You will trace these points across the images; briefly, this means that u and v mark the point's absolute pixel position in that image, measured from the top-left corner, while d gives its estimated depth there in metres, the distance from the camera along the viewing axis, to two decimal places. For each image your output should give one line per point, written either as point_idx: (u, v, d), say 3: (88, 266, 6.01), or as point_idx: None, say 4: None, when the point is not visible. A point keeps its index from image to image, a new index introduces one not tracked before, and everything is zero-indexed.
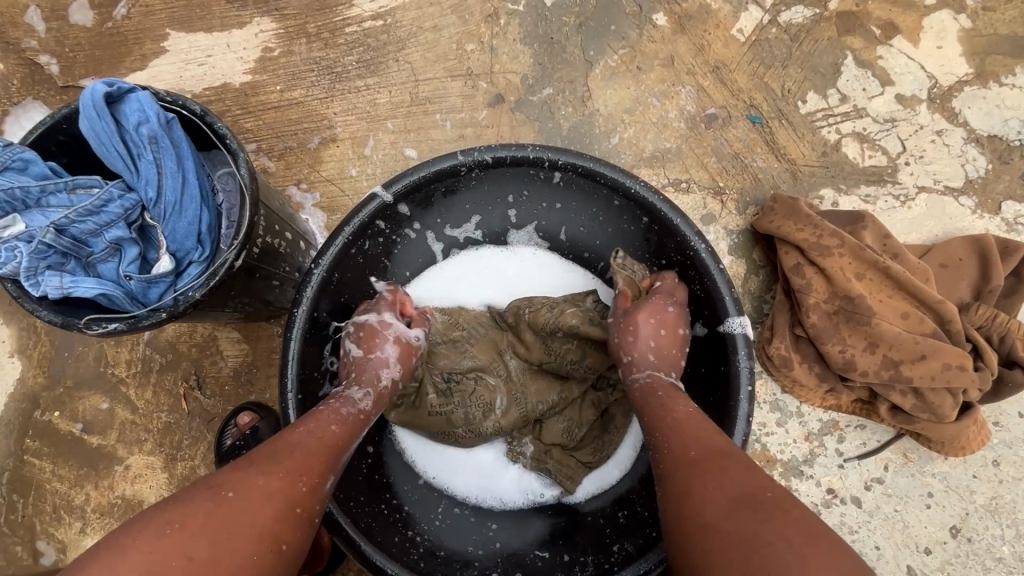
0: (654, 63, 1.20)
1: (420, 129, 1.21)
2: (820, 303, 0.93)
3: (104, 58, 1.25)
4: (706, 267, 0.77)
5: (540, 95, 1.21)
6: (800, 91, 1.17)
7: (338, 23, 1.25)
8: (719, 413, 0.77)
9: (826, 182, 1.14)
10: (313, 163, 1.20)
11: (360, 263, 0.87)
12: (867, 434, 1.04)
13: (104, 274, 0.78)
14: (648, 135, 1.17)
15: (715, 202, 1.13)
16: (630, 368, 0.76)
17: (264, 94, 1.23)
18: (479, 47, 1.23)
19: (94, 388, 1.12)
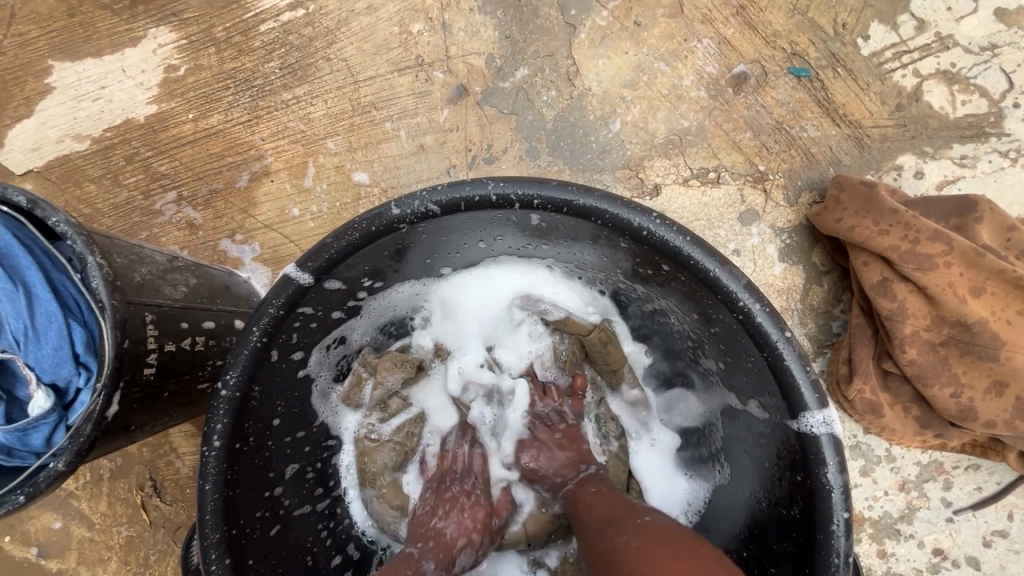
0: (658, 14, 0.90)
1: (369, 145, 0.96)
2: (920, 332, 0.68)
3: None
4: (764, 336, 0.53)
5: (512, 79, 0.93)
6: (860, 25, 0.87)
7: (250, 22, 0.99)
8: (793, 536, 0.56)
9: (905, 146, 0.85)
10: (246, 206, 0.98)
11: (293, 359, 0.66)
12: (982, 476, 0.81)
13: None
14: (658, 114, 0.90)
15: (755, 193, 0.86)
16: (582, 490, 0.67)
17: (175, 127, 1.00)
18: (428, 26, 0.95)
19: (42, 506, 0.97)
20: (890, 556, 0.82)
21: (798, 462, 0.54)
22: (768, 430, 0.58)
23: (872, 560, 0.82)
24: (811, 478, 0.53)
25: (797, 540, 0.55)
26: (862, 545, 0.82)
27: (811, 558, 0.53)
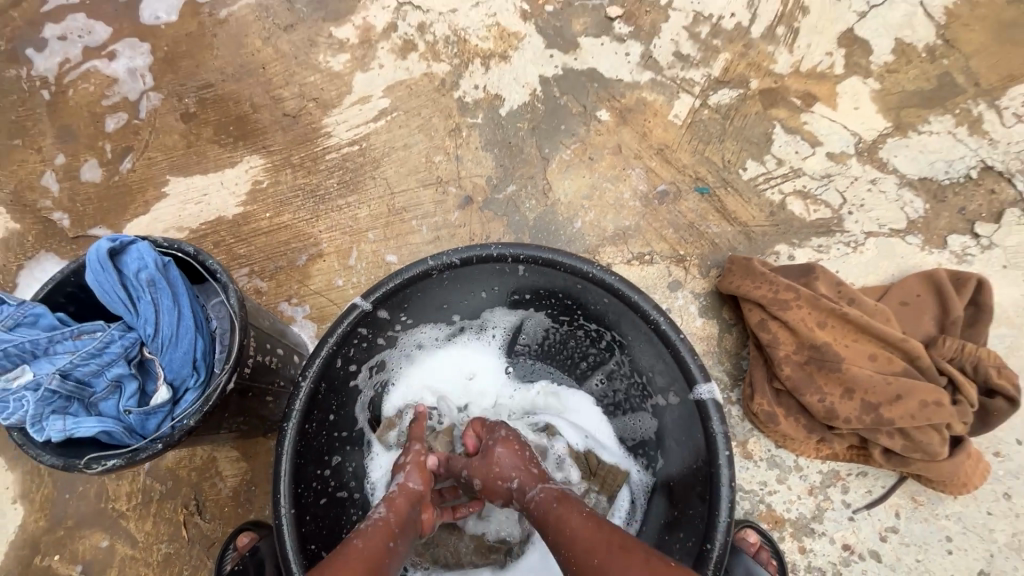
0: (604, 153, 1.33)
1: (399, 236, 1.32)
2: (789, 354, 0.98)
3: (111, 207, 1.39)
4: (669, 337, 0.82)
5: (504, 192, 1.32)
6: (739, 161, 1.29)
7: (320, 153, 1.41)
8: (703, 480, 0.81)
9: (779, 238, 1.22)
10: (302, 279, 1.29)
11: (348, 369, 0.92)
12: (871, 481, 1.03)
13: (106, 410, 0.83)
14: (607, 216, 1.27)
15: (678, 269, 1.20)
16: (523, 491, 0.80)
17: (255, 222, 1.35)
18: (446, 158, 1.37)
19: (94, 526, 1.12)
20: (809, 551, 1.00)
21: (700, 424, 0.81)
22: (684, 412, 0.85)
23: (796, 556, 1.00)
24: (707, 432, 0.79)
25: (705, 484, 0.80)
26: (785, 542, 1.01)
27: (711, 489, 0.78)
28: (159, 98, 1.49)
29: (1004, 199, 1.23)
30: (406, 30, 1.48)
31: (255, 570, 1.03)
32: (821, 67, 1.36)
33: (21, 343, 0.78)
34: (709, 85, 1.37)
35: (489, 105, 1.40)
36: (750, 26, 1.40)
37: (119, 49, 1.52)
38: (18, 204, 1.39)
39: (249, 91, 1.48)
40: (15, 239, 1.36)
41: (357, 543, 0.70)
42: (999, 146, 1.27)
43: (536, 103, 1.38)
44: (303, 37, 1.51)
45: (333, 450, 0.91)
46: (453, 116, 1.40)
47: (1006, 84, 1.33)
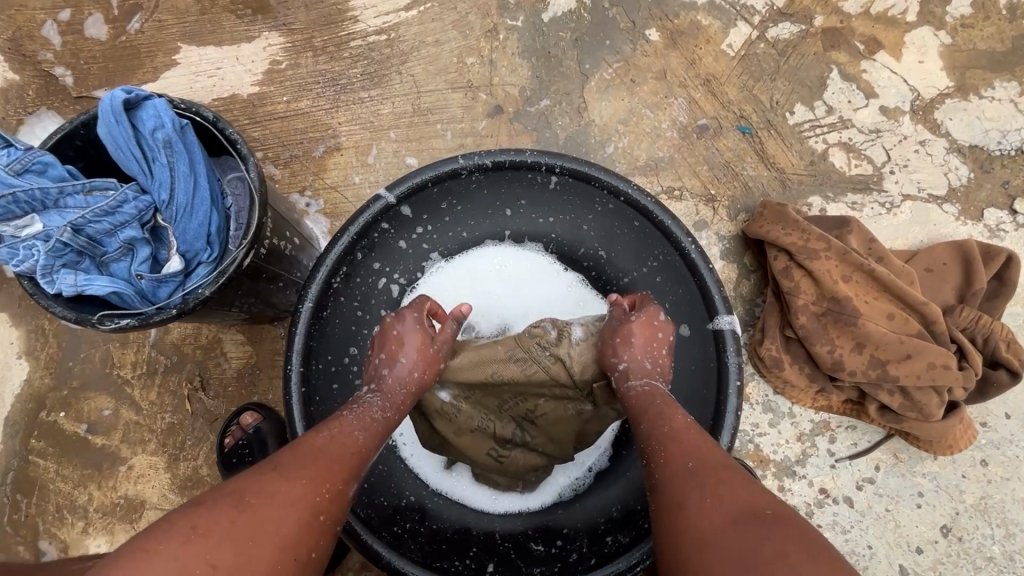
0: (647, 76, 1.25)
1: (422, 139, 1.26)
2: (808, 304, 0.97)
3: (117, 70, 1.30)
4: (697, 267, 0.80)
5: (537, 106, 1.25)
6: (788, 103, 1.22)
7: (343, 38, 1.30)
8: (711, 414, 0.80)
9: (814, 190, 1.18)
10: (318, 171, 1.24)
11: (363, 260, 0.90)
12: (858, 434, 1.06)
13: (116, 272, 0.81)
14: (641, 144, 1.22)
15: (707, 209, 1.17)
16: (626, 377, 0.77)
17: (271, 105, 1.28)
18: (479, 61, 1.28)
19: (99, 390, 1.15)
20: (787, 491, 1.05)
21: (714, 353, 0.79)
22: (695, 339, 0.84)
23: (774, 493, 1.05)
24: (720, 362, 0.78)
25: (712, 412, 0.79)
26: (766, 480, 1.05)
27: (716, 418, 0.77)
28: None
29: None
30: None
31: (257, 449, 1.06)
32: (893, 11, 1.25)
33: (29, 191, 0.75)
34: (771, 16, 1.26)
35: (531, 7, 1.28)
36: None
37: None
38: (15, 52, 1.29)
39: None
40: (12, 91, 1.27)
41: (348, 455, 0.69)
42: None
43: (582, 13, 1.28)
44: None
45: (347, 341, 0.93)
46: (491, 15, 1.29)
47: None
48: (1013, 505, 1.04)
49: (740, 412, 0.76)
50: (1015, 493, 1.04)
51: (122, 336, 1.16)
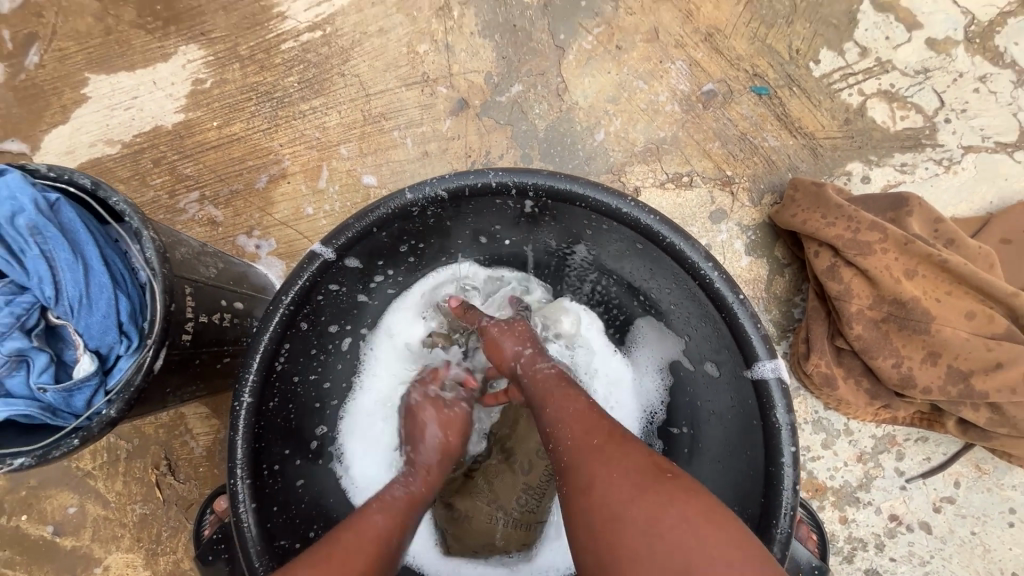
0: (636, 39, 1.03)
1: (379, 151, 1.07)
2: (864, 310, 0.78)
3: (21, 115, 1.12)
4: (721, 299, 0.62)
5: (508, 93, 1.05)
6: (811, 50, 1.00)
7: (272, 41, 1.10)
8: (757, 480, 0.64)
9: (854, 155, 0.97)
10: (265, 205, 1.07)
11: (312, 327, 0.73)
12: (930, 447, 0.89)
13: (15, 390, 0.66)
14: (638, 125, 1.01)
15: (724, 195, 0.97)
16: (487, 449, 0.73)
17: (200, 133, 1.10)
18: (433, 47, 1.07)
19: (58, 486, 1.02)
20: (851, 522, 0.89)
21: (754, 405, 0.63)
22: (726, 383, 0.69)
23: (835, 526, 0.89)
24: (763, 417, 0.62)
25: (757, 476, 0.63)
26: (825, 512, 0.89)
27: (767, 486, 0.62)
28: None
29: None
30: None
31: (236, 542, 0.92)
32: None
33: None
34: None
35: None
36: None
37: None
38: None
39: None
40: None
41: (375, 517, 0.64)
42: None
43: None
44: None
45: (315, 419, 0.80)
46: None
47: None
48: None
49: (798, 482, 0.60)
50: None
51: None
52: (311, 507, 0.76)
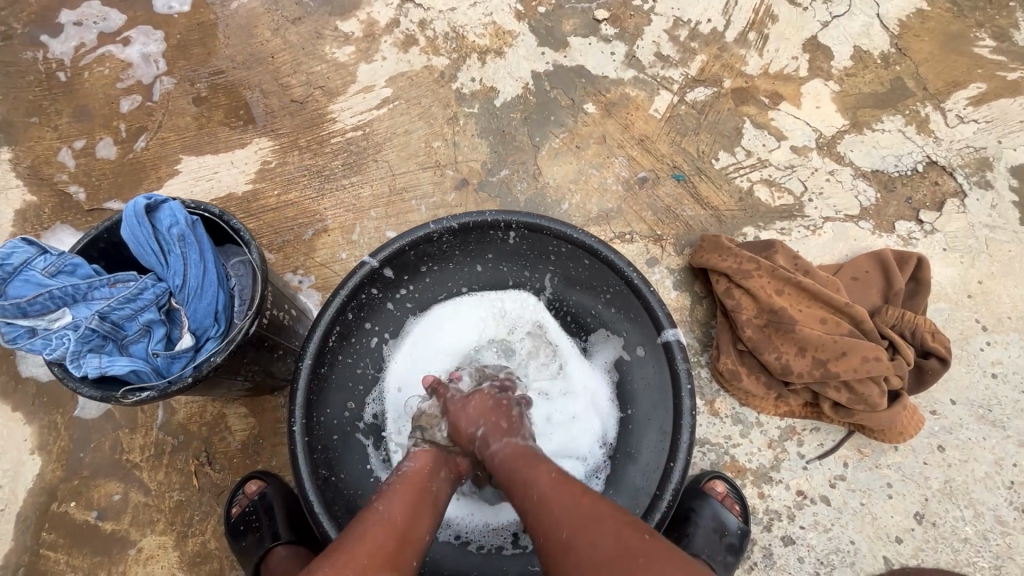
0: (590, 142, 1.45)
1: (400, 214, 1.42)
2: (751, 318, 1.11)
3: (125, 183, 1.46)
4: (641, 291, 0.94)
5: (498, 176, 1.43)
6: (712, 152, 1.42)
7: (325, 137, 1.50)
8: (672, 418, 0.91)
9: (747, 222, 1.34)
10: (309, 251, 1.39)
11: (353, 320, 1.01)
12: (823, 435, 1.15)
13: (136, 352, 0.92)
14: (592, 199, 1.39)
15: (656, 248, 1.32)
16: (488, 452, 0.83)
17: (263, 199, 1.44)
18: (444, 144, 1.47)
19: (108, 476, 1.20)
20: (767, 496, 1.11)
21: (667, 363, 0.92)
22: (648, 356, 0.98)
23: (755, 500, 1.11)
24: (672, 369, 0.91)
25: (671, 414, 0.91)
26: (746, 488, 1.12)
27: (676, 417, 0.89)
28: (171, 82, 1.55)
29: (946, 191, 1.37)
30: (409, 26, 1.57)
31: (265, 514, 1.11)
32: (788, 69, 1.49)
33: (62, 289, 0.87)
34: (687, 83, 1.49)
35: (485, 96, 1.50)
36: (724, 32, 1.53)
37: (133, 36, 1.59)
38: (34, 177, 1.46)
39: (257, 78, 1.55)
40: (31, 211, 1.43)
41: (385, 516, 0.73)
42: (943, 143, 1.41)
43: (529, 96, 1.49)
44: (310, 30, 1.59)
45: (346, 394, 1.02)
46: (451, 106, 1.50)
47: (951, 89, 1.46)
48: (976, 485, 1.11)
49: (694, 410, 0.88)
50: (974, 473, 1.12)
51: (131, 422, 1.23)
52: (339, 461, 0.97)
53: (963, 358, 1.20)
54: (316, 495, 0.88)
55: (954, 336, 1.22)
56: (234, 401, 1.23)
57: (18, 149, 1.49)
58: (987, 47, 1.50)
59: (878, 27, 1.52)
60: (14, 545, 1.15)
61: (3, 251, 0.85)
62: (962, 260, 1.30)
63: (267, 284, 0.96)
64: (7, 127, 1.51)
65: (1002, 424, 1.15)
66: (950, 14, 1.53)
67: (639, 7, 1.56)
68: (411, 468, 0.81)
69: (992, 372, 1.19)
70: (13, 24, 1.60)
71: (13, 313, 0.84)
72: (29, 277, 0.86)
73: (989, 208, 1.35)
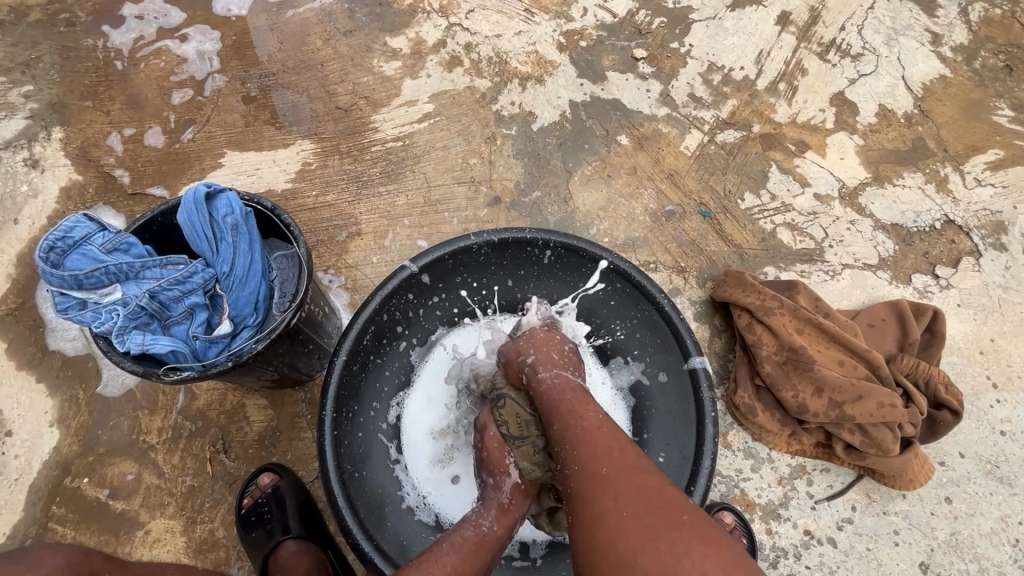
0: (621, 172, 1.50)
1: (432, 225, 1.46)
2: (771, 354, 1.14)
3: (169, 172, 1.51)
4: (670, 318, 0.97)
5: (530, 197, 1.48)
6: (738, 192, 1.47)
7: (366, 144, 1.55)
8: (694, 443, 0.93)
9: (768, 261, 1.39)
10: (341, 252, 1.42)
11: (387, 322, 1.04)
12: (833, 476, 1.16)
13: (177, 333, 0.95)
14: (620, 226, 1.43)
15: (678, 279, 1.36)
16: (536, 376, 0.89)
17: (301, 198, 1.49)
18: (480, 161, 1.52)
19: (123, 455, 1.21)
20: (774, 533, 1.12)
21: (691, 390, 0.95)
22: (673, 382, 1.00)
23: (762, 535, 1.12)
24: (697, 396, 0.94)
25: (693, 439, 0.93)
26: (755, 523, 1.13)
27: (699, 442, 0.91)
28: (223, 80, 1.61)
29: (962, 249, 1.41)
30: (455, 48, 1.64)
31: (276, 507, 1.12)
32: (814, 120, 1.55)
33: (117, 265, 0.91)
34: (717, 125, 1.55)
35: (523, 120, 1.56)
36: (756, 80, 1.60)
37: (190, 33, 1.66)
38: (81, 157, 1.51)
39: (306, 83, 1.62)
40: (74, 189, 1.47)
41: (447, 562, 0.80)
42: (961, 204, 1.46)
43: (565, 123, 1.56)
44: (361, 42, 1.66)
45: (372, 395, 1.05)
46: (490, 126, 1.56)
47: (970, 153, 1.52)
48: (981, 539, 1.12)
49: (717, 436, 0.91)
50: (981, 527, 1.13)
51: (151, 403, 1.25)
52: (362, 458, 0.99)
53: (973, 413, 1.23)
54: (341, 489, 0.89)
55: (966, 390, 1.25)
56: (255, 391, 1.25)
57: (69, 130, 1.53)
58: (1006, 116, 1.57)
59: (902, 89, 1.59)
60: (23, 516, 1.15)
61: (67, 224, 0.89)
62: (975, 317, 1.33)
63: (310, 279, 0.99)
64: (60, 107, 1.56)
65: (1009, 481, 1.17)
66: (971, 82, 1.61)
67: (676, 49, 1.63)
68: (491, 528, 0.86)
69: (1002, 429, 1.21)
70: (77, 12, 1.68)
71: (69, 284, 0.88)
72: (87, 251, 0.90)
73: (1003, 269, 1.39)
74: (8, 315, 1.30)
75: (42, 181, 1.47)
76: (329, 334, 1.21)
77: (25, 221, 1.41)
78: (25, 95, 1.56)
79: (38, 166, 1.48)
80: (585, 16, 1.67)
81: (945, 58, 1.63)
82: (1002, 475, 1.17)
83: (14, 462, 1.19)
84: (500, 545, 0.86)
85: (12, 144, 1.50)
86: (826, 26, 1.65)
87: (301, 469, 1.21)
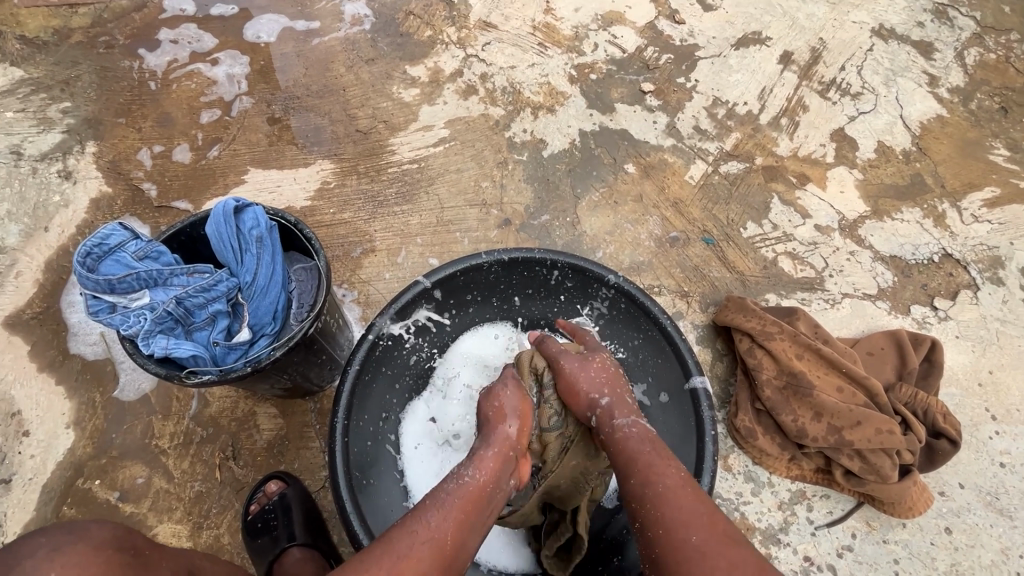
0: (627, 199, 1.55)
1: (443, 244, 1.51)
2: (771, 378, 1.16)
3: (194, 186, 1.58)
4: (673, 339, 1.00)
5: (539, 220, 1.53)
6: (741, 221, 1.51)
7: (383, 165, 1.62)
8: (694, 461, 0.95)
9: (769, 288, 1.42)
10: (354, 268, 1.48)
11: (398, 335, 1.07)
12: (832, 503, 1.17)
13: (199, 339, 0.99)
14: (625, 251, 1.48)
15: (681, 303, 1.40)
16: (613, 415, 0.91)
17: (319, 215, 1.55)
18: (492, 185, 1.58)
19: (135, 459, 1.24)
20: (774, 558, 1.13)
21: (693, 409, 0.98)
22: (674, 401, 1.03)
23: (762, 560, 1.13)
24: (698, 415, 0.96)
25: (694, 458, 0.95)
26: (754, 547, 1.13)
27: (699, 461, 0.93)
28: (250, 102, 1.70)
29: (960, 282, 1.44)
30: (471, 77, 1.72)
31: (282, 514, 1.14)
32: (815, 154, 1.61)
33: (147, 272, 0.96)
34: (721, 156, 1.61)
35: (534, 146, 1.63)
36: (759, 114, 1.66)
37: (221, 58, 1.75)
38: (112, 171, 1.58)
39: (328, 107, 1.70)
40: (103, 200, 1.54)
41: (431, 520, 0.77)
42: (959, 238, 1.50)
43: (574, 151, 1.62)
44: (381, 70, 1.74)
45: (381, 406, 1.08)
46: (502, 151, 1.62)
47: (967, 190, 1.57)
48: (982, 571, 1.12)
49: (717, 454, 0.93)
50: (981, 559, 1.13)
51: (165, 409, 1.28)
52: (370, 467, 1.02)
53: (972, 444, 1.24)
54: (350, 495, 0.91)
55: (965, 421, 1.26)
56: (267, 400, 1.28)
57: (102, 144, 1.61)
58: (1001, 155, 1.62)
59: (900, 127, 1.65)
60: (34, 515, 1.18)
61: (103, 232, 0.95)
62: (973, 348, 1.35)
63: (328, 291, 1.03)
64: (95, 123, 1.64)
65: (1010, 513, 1.17)
66: (967, 122, 1.67)
67: (682, 84, 1.71)
68: (476, 480, 0.84)
69: (1001, 461, 1.22)
70: (116, 35, 1.78)
71: (102, 288, 0.93)
72: (121, 258, 0.96)
73: (1001, 303, 1.42)
74: (33, 319, 1.35)
75: (74, 192, 1.54)
76: (341, 346, 1.25)
77: (55, 229, 1.47)
78: (63, 111, 1.65)
79: (70, 177, 1.56)
80: (596, 51, 1.76)
81: (941, 99, 1.69)
82: (1002, 507, 1.18)
83: (29, 461, 1.22)
84: (491, 509, 0.85)
85: (47, 156, 1.58)
86: (826, 66, 1.72)
87: (307, 478, 1.24)
